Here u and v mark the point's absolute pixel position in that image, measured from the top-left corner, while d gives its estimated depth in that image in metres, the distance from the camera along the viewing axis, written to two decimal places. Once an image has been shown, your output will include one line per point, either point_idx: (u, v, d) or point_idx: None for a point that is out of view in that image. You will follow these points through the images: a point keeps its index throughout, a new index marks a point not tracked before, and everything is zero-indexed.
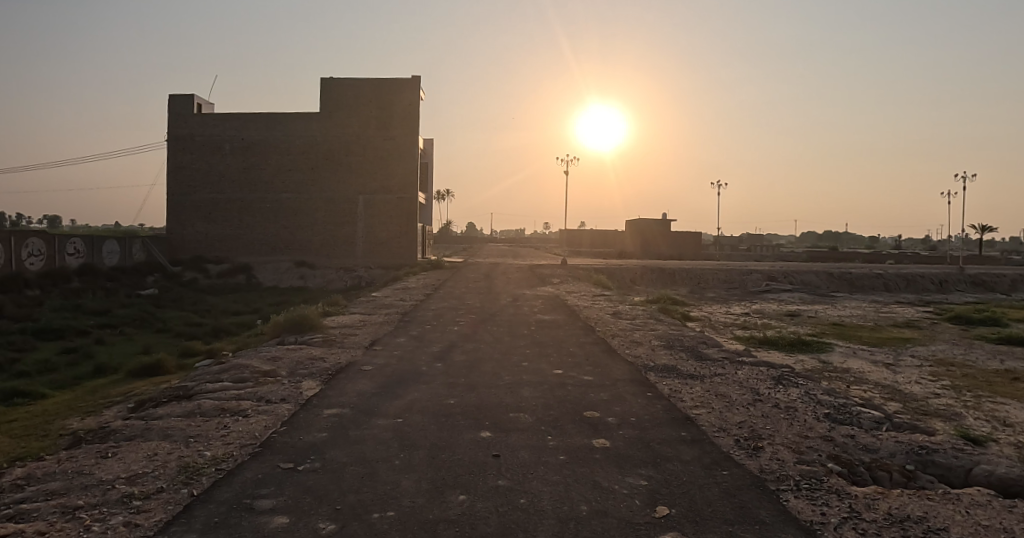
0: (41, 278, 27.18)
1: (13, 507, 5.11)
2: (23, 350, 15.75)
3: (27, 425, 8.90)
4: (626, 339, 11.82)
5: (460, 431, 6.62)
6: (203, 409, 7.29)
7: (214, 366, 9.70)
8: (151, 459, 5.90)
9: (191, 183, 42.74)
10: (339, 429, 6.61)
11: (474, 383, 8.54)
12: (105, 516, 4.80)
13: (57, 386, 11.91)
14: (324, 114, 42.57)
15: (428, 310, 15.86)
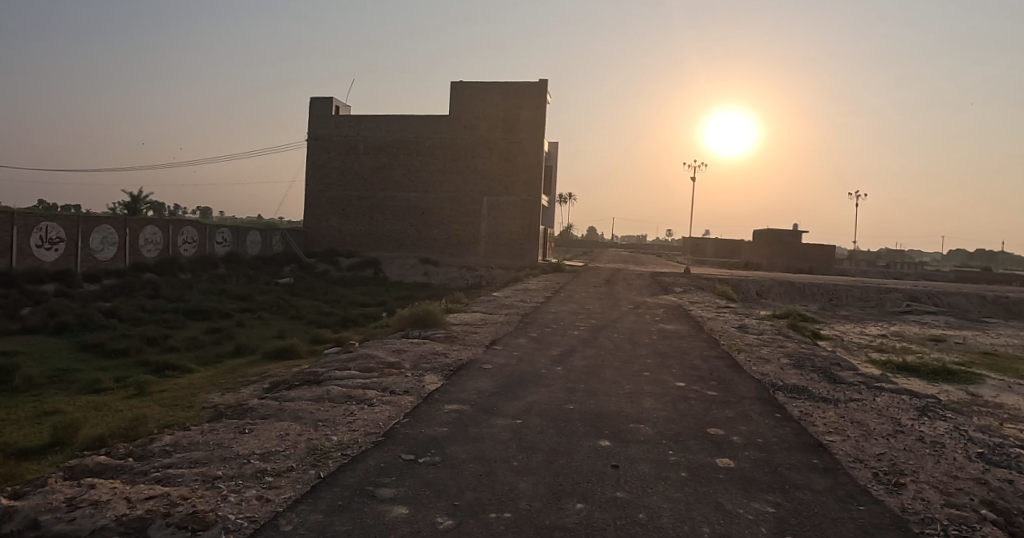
0: (192, 263, 30.09)
1: (163, 471, 5.62)
2: (175, 327, 17.47)
3: (175, 397, 9.80)
4: (752, 355, 11.18)
5: (579, 438, 6.51)
6: (331, 394, 7.68)
7: (343, 354, 10.21)
8: (284, 438, 6.28)
9: (327, 181, 45.55)
10: (459, 425, 6.70)
11: (593, 389, 8.39)
12: (240, 488, 5.16)
13: (202, 362, 13.08)
14: (452, 117, 44.01)
15: (548, 312, 15.79)
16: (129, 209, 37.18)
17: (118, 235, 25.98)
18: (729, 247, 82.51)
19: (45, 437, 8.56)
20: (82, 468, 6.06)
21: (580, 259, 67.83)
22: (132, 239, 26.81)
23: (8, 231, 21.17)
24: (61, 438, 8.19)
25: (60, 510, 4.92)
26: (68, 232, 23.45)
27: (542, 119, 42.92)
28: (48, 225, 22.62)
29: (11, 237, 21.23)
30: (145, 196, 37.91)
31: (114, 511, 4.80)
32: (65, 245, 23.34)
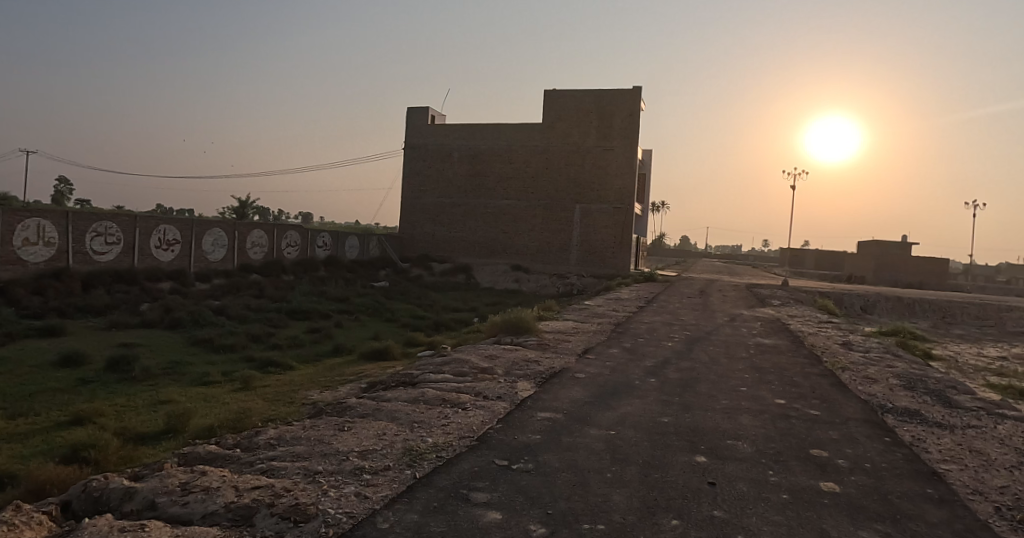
0: (294, 265, 31.88)
1: (268, 463, 5.97)
2: (280, 326, 18.54)
3: (278, 392, 10.40)
4: (858, 374, 10.56)
5: (674, 452, 6.38)
6: (426, 397, 7.93)
7: (438, 357, 10.51)
8: (380, 437, 6.53)
9: (423, 188, 47.04)
10: (552, 433, 6.74)
11: (688, 403, 8.21)
12: (340, 484, 5.40)
13: (304, 360, 13.81)
14: (545, 125, 44.34)
15: (642, 322, 15.59)
16: (239, 215, 39.88)
17: (228, 237, 27.90)
18: (830, 259, 78.62)
19: (161, 423, 9.31)
20: (195, 455, 6.54)
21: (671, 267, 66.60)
22: (241, 242, 28.69)
23: (132, 233, 23.22)
24: (175, 425, 8.88)
25: (176, 494, 5.34)
26: (184, 234, 25.41)
27: (636, 126, 42.46)
28: (166, 228, 24.59)
29: (134, 238, 23.26)
30: (253, 202, 40.55)
31: (224, 499, 5.15)
32: (181, 246, 25.33)
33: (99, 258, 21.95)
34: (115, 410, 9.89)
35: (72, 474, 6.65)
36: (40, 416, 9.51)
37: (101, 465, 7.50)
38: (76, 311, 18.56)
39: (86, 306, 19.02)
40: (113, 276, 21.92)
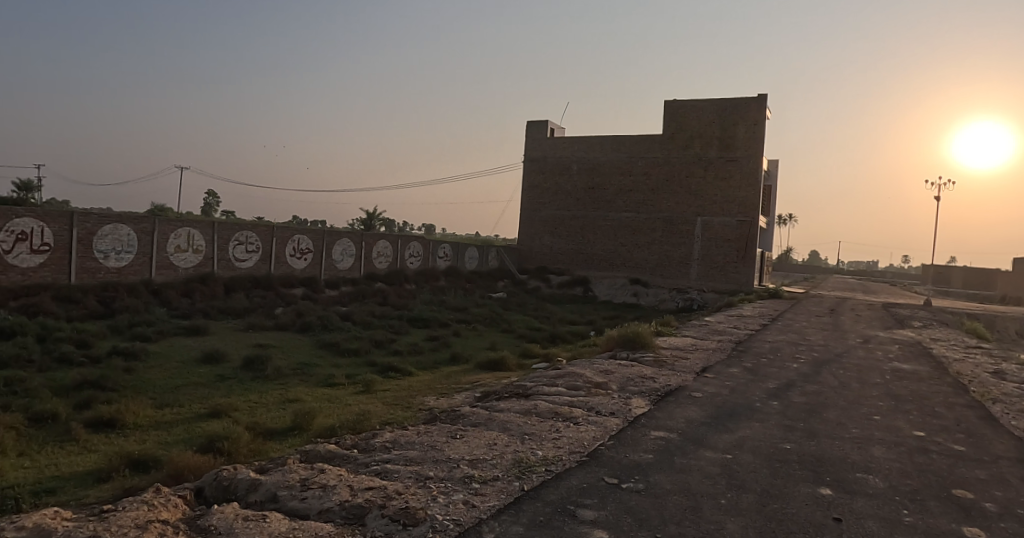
0: (417, 275, 33.32)
1: (382, 465, 6.16)
2: (400, 333, 19.33)
3: (394, 397, 10.78)
4: (1014, 408, 9.30)
5: (796, 482, 5.90)
6: (538, 409, 7.90)
7: (552, 370, 10.49)
8: (491, 447, 6.55)
9: (541, 201, 47.58)
10: (665, 454, 6.47)
11: (814, 430, 7.59)
12: (449, 491, 5.45)
13: (421, 367, 14.27)
14: (665, 136, 43.45)
15: (765, 341, 14.74)
16: (367, 226, 42.25)
17: (355, 247, 29.56)
18: (982, 278, 71.14)
19: (287, 420, 9.92)
20: (316, 453, 6.87)
21: (799, 284, 62.90)
22: (367, 252, 30.31)
23: (270, 242, 25.22)
24: (300, 423, 9.43)
25: (296, 488, 5.62)
26: (315, 244, 27.24)
27: (761, 136, 40.56)
28: (299, 238, 26.47)
29: (270, 247, 25.22)
30: (379, 214, 42.81)
31: (339, 497, 5.36)
32: (313, 255, 27.21)
33: (241, 264, 24.01)
34: (247, 405, 10.67)
35: (207, 462, 7.17)
36: (183, 407, 10.44)
37: (233, 456, 8.04)
38: (220, 313, 20.32)
39: (227, 308, 20.76)
40: (251, 281, 23.83)
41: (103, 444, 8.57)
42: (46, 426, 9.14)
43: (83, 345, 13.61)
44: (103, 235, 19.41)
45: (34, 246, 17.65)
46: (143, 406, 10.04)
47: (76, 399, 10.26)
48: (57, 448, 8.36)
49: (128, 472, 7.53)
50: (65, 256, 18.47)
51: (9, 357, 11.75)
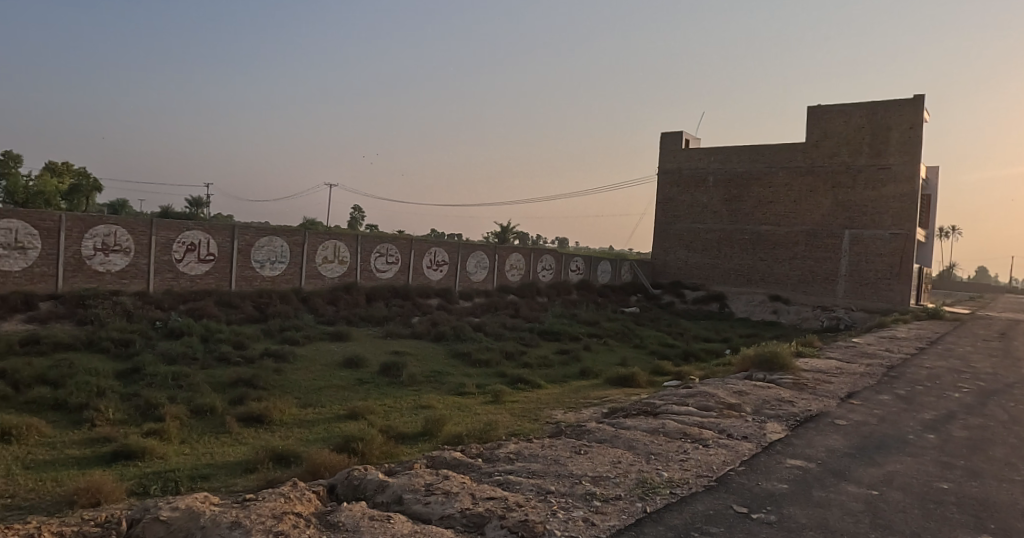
0: (549, 287, 33.68)
1: (504, 476, 6.17)
2: (531, 345, 19.45)
3: (522, 409, 11.52)
4: None
5: (954, 527, 5.13)
6: (666, 429, 7.58)
7: (683, 389, 10.07)
8: (614, 465, 6.35)
9: (676, 214, 46.15)
10: (801, 485, 5.91)
11: (978, 469, 6.59)
12: (569, 507, 5.32)
13: (550, 380, 14.31)
14: (809, 144, 40.66)
15: (923, 367, 13.12)
16: (501, 239, 43.07)
17: (489, 260, 30.38)
18: None
19: (418, 425, 10.22)
20: (442, 460, 7.03)
21: (971, 305, 55.94)
22: (500, 265, 31.05)
23: (409, 254, 26.58)
24: (430, 429, 9.72)
25: (421, 493, 5.75)
26: (450, 256, 28.33)
27: (920, 141, 36.79)
28: (436, 250, 27.65)
29: (409, 259, 26.55)
30: (512, 227, 43.39)
31: (461, 504, 5.40)
32: (449, 267, 28.33)
33: (382, 275, 25.49)
34: (382, 409, 11.06)
35: (341, 461, 7.52)
36: (324, 408, 10.95)
37: (365, 456, 8.35)
38: (361, 320, 21.39)
39: (368, 316, 21.81)
40: (391, 291, 25.06)
41: (252, 438, 8.87)
42: (204, 417, 9.61)
43: (239, 346, 14.93)
44: (260, 247, 21.43)
45: (201, 256, 19.88)
46: (289, 405, 10.52)
47: (230, 395, 10.81)
48: (213, 438, 8.72)
49: (271, 465, 7.77)
50: (227, 265, 20.59)
51: (178, 355, 13.02)
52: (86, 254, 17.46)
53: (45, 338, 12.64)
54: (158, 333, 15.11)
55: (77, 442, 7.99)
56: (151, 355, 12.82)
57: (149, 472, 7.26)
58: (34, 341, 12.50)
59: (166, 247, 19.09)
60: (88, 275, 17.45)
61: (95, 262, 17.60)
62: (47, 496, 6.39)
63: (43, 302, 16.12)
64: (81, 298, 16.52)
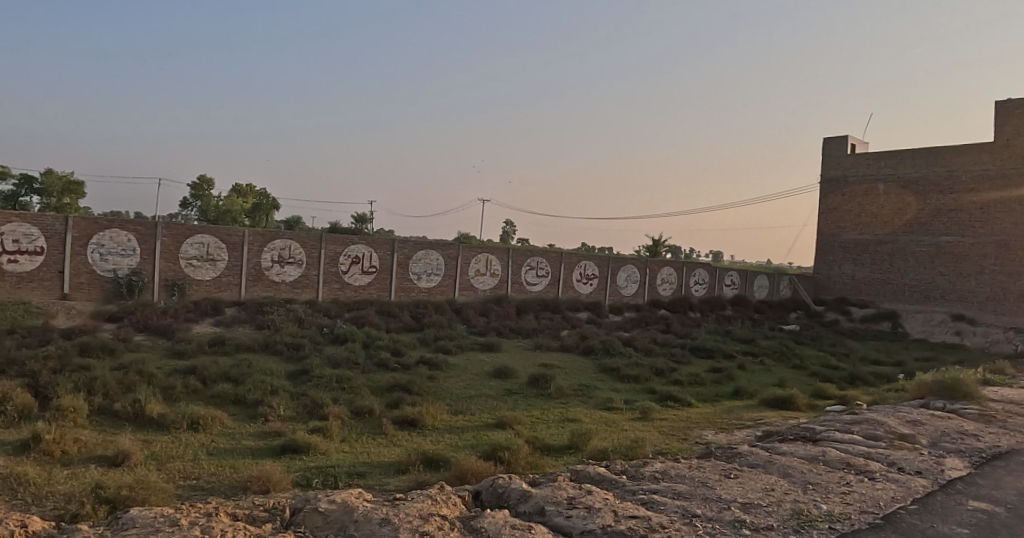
0: (702, 302, 32.30)
1: (648, 495, 5.93)
2: (681, 362, 18.53)
3: (671, 427, 11.12)
4: None
5: None
6: (827, 457, 6.89)
7: (847, 415, 9.11)
8: (767, 493, 5.85)
9: (840, 224, 41.98)
10: (987, 531, 5.09)
11: None
12: (715, 533, 4.97)
13: (700, 399, 13.68)
14: (999, 143, 35.52)
15: None
16: (652, 253, 40.41)
17: (639, 274, 29.82)
18: None
19: (564, 438, 10.09)
20: (585, 474, 6.93)
21: None
22: (651, 278, 30.36)
23: (559, 267, 26.81)
24: (575, 442, 9.62)
25: (562, 506, 5.70)
26: (600, 269, 28.16)
27: None
28: (586, 263, 27.64)
29: (558, 272, 26.79)
30: (664, 241, 40.74)
31: (601, 520, 5.25)
32: (598, 281, 28.19)
33: (532, 288, 25.94)
34: (529, 420, 11.00)
35: (486, 469, 7.67)
36: (474, 415, 10.98)
37: (512, 466, 8.40)
38: (510, 332, 20.89)
39: (518, 328, 21.40)
40: (541, 303, 25.16)
41: (404, 441, 9.17)
42: (363, 419, 10.08)
43: (396, 353, 15.74)
44: (417, 260, 22.77)
45: (364, 268, 21.56)
46: (441, 411, 10.68)
47: (387, 399, 11.24)
48: (370, 439, 9.15)
49: (421, 468, 8.02)
50: (386, 277, 22.09)
51: (342, 359, 13.89)
52: (265, 266, 19.70)
53: (230, 340, 14.32)
54: (325, 339, 16.46)
55: (252, 434, 8.85)
56: (319, 358, 13.94)
57: (312, 466, 7.79)
58: (221, 342, 14.21)
59: (333, 259, 20.95)
60: (266, 284, 19.67)
61: (273, 273, 19.81)
62: (225, 480, 7.15)
63: (230, 307, 18.32)
64: (259, 304, 18.56)
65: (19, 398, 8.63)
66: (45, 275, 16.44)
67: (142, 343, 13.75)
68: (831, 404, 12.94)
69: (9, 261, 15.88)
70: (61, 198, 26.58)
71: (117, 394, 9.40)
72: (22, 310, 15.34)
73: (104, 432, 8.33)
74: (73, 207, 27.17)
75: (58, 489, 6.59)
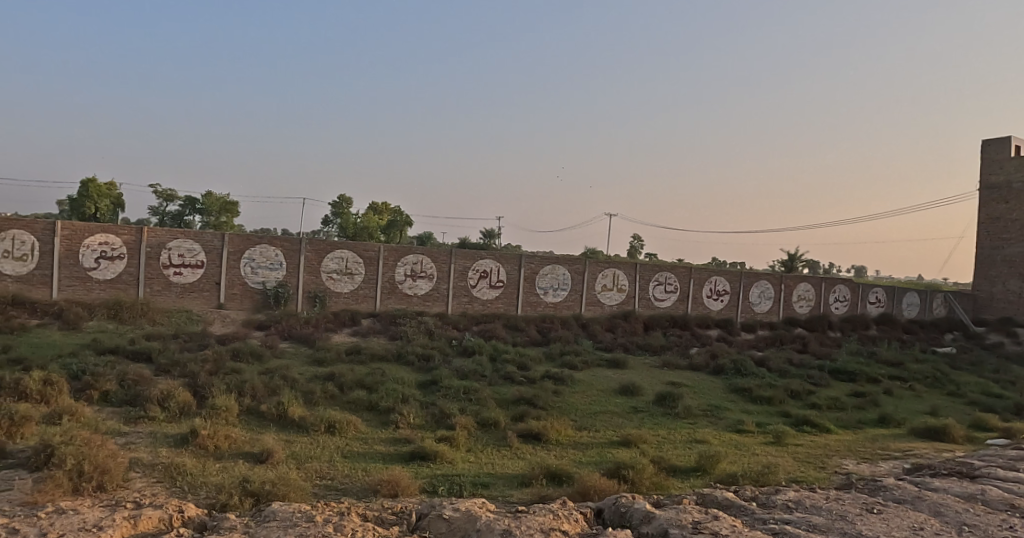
0: (843, 320, 29.81)
1: (781, 525, 5.54)
2: (819, 384, 17.11)
3: (807, 454, 10.28)
4: None
5: None
6: (987, 498, 6.23)
7: (1014, 451, 8.10)
8: (916, 532, 5.37)
9: (1004, 236, 36.67)
10: None
11: None
12: None
13: (841, 425, 12.57)
14: None
15: None
16: (787, 268, 37.84)
17: (774, 290, 28.10)
18: None
19: (692, 460, 9.64)
20: (712, 498, 6.58)
21: None
22: (787, 294, 28.53)
23: (688, 282, 25.87)
24: (703, 464, 9.16)
25: (688, 530, 5.45)
26: (732, 285, 26.87)
27: None
28: (717, 279, 26.51)
29: (688, 287, 25.84)
30: (801, 254, 37.75)
31: None
32: (729, 297, 26.89)
33: (660, 303, 25.22)
34: (655, 439, 10.63)
35: (610, 486, 7.52)
36: (599, 432, 10.79)
37: (635, 486, 8.16)
38: (638, 349, 20.13)
39: (646, 344, 20.47)
40: (669, 319, 24.30)
41: (529, 454, 9.18)
42: (489, 430, 10.21)
43: (522, 367, 15.81)
44: (544, 274, 22.94)
45: (492, 282, 22.10)
46: (565, 426, 10.58)
47: (511, 412, 11.33)
48: (495, 450, 9.26)
49: (544, 482, 7.98)
50: (514, 291, 22.49)
51: (469, 371, 14.20)
52: (398, 279, 20.77)
53: (366, 350, 15.19)
54: (454, 351, 17.00)
55: (384, 439, 9.27)
56: (447, 369, 14.36)
57: (438, 473, 8.00)
58: (357, 351, 15.12)
59: (463, 273, 21.68)
60: (400, 297, 20.73)
61: (405, 286, 20.82)
62: (356, 481, 7.53)
63: (366, 318, 19.47)
64: (393, 316, 19.56)
65: (181, 395, 9.66)
66: (205, 286, 18.53)
67: (286, 350, 14.95)
68: (997, 438, 11.42)
69: (176, 274, 18.20)
70: (219, 217, 29.63)
71: (263, 396, 10.26)
72: (185, 317, 17.23)
73: (251, 430, 9.09)
74: (229, 224, 30.20)
75: (211, 480, 7.27)
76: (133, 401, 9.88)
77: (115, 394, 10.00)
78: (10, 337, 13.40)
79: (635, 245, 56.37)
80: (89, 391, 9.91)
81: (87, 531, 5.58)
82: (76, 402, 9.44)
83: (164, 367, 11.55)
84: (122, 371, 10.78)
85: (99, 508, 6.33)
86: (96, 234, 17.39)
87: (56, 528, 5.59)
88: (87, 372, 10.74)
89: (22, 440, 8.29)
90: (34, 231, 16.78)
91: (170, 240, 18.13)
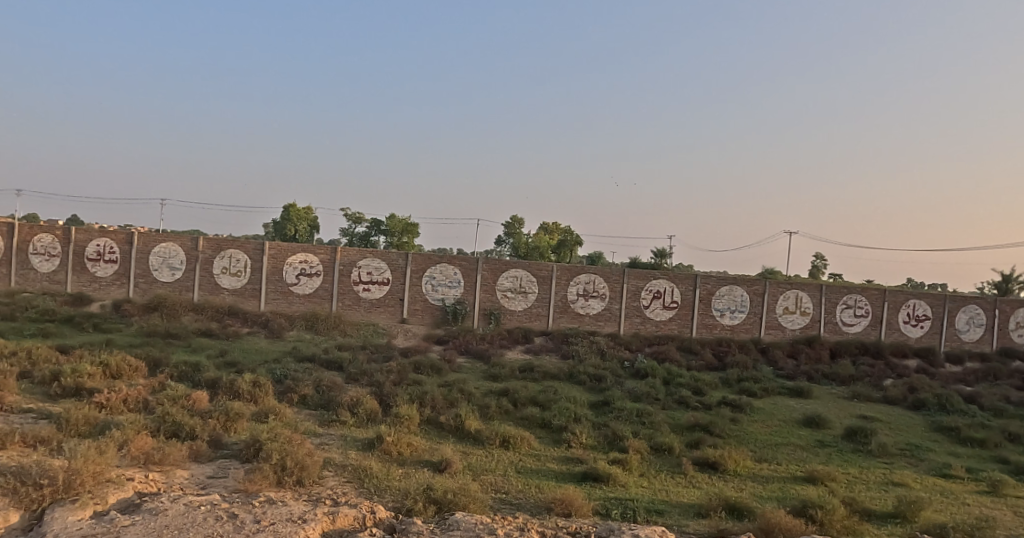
0: None
1: None
2: None
3: None
4: None
5: None
6: None
7: None
8: None
9: None
10: None
11: None
12: None
13: None
14: None
15: None
16: (1001, 290, 33.02)
17: (986, 316, 24.58)
18: None
19: (889, 504, 8.59)
20: None
21: None
22: (1003, 322, 24.83)
23: (880, 306, 23.37)
24: (903, 510, 8.11)
25: None
26: (933, 310, 23.90)
27: None
28: (915, 302, 23.71)
29: (882, 312, 23.32)
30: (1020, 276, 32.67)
31: None
32: (931, 323, 23.91)
33: (848, 328, 22.97)
34: (845, 478, 9.66)
35: (798, 525, 6.88)
36: (780, 465, 10.01)
37: (826, 528, 7.44)
38: (824, 378, 18.38)
39: (833, 374, 18.64)
40: (859, 346, 22.04)
41: (705, 484, 8.74)
42: (663, 456, 9.87)
43: (698, 393, 15.12)
44: (720, 296, 21.92)
45: (666, 303, 21.54)
46: (744, 456, 9.94)
47: (686, 438, 10.87)
48: (668, 477, 8.91)
49: (724, 515, 7.52)
50: (689, 312, 21.72)
51: (642, 394, 13.89)
52: (571, 298, 20.93)
53: (539, 368, 15.42)
54: (626, 373, 16.69)
55: (557, 458, 9.30)
56: (620, 391, 14.15)
57: (612, 497, 7.83)
58: (530, 369, 15.38)
59: (637, 293, 21.38)
60: (572, 316, 20.88)
61: (578, 305, 20.93)
62: (531, 498, 7.59)
63: (539, 336, 19.80)
64: (565, 335, 19.70)
65: (368, 403, 10.41)
66: (391, 302, 19.97)
67: (464, 365, 15.60)
68: None
69: (365, 290, 19.83)
70: (402, 237, 31.86)
71: (443, 408, 10.74)
72: (372, 330, 18.63)
73: (431, 440, 9.55)
74: (410, 244, 32.33)
75: (395, 485, 7.73)
76: (326, 405, 10.81)
77: (311, 398, 11.02)
78: (227, 343, 15.33)
79: (819, 264, 51.44)
80: (290, 394, 11.02)
81: (294, 522, 6.14)
82: (280, 403, 10.53)
83: (354, 376, 12.55)
84: (317, 378, 11.89)
85: (302, 501, 6.94)
86: (298, 253, 19.56)
87: (268, 517, 6.21)
88: (288, 376, 11.98)
89: (235, 433, 9.38)
90: (247, 251, 19.38)
91: (360, 259, 19.83)
